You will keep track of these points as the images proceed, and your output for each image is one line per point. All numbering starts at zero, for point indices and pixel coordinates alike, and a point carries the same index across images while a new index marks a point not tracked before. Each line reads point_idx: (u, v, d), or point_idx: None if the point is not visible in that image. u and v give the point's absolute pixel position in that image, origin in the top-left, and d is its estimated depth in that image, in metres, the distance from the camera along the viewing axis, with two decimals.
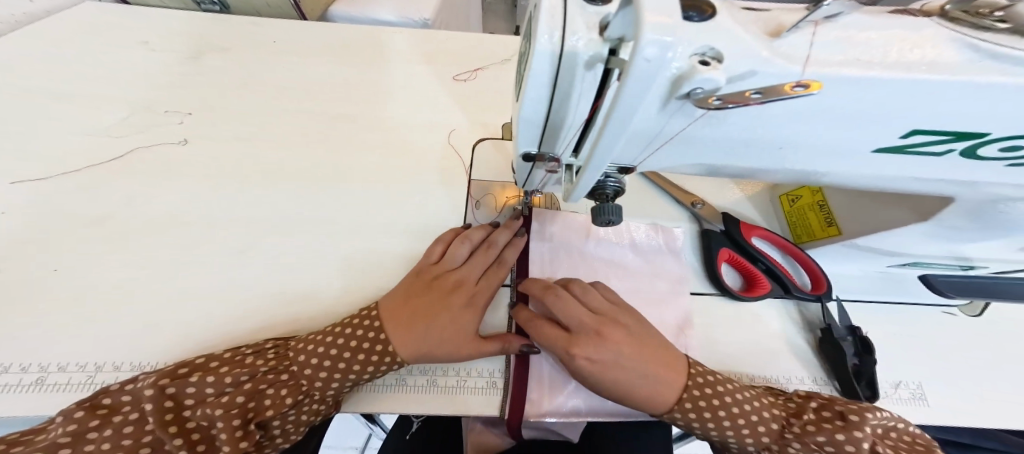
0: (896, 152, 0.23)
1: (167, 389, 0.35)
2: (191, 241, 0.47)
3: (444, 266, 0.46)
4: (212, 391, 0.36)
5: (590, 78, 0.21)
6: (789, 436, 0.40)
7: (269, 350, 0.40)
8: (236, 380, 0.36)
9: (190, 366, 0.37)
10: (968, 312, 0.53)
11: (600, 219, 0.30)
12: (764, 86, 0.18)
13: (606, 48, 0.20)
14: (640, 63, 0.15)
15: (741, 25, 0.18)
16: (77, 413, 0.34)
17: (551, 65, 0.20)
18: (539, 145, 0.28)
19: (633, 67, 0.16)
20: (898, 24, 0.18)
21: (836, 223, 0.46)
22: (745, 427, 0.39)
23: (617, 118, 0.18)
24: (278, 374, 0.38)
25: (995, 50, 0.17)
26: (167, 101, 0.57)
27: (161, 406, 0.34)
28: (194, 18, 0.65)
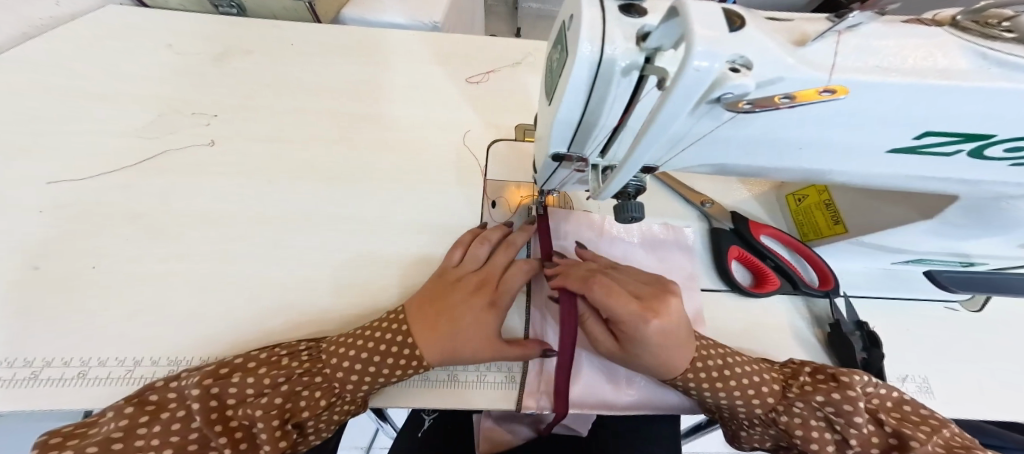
0: (907, 152, 0.24)
1: (211, 389, 0.37)
2: (218, 239, 0.49)
3: (464, 266, 0.48)
4: (252, 392, 0.37)
5: (626, 83, 0.22)
6: (791, 398, 0.43)
7: (303, 352, 0.41)
8: (274, 382, 0.38)
9: (230, 366, 0.39)
10: (969, 307, 0.55)
11: (622, 216, 0.32)
12: (791, 92, 0.20)
13: (642, 57, 0.21)
14: (689, 74, 0.16)
15: (768, 35, 0.20)
16: (127, 408, 0.35)
17: (589, 72, 0.22)
18: (569, 145, 0.29)
19: (682, 78, 0.16)
20: (913, 35, 0.20)
21: (842, 221, 0.48)
22: (752, 392, 0.43)
23: (657, 124, 0.20)
24: (312, 376, 0.39)
25: (1002, 58, 0.19)
26: (190, 103, 0.58)
27: (206, 406, 0.36)
28: (213, 21, 0.67)
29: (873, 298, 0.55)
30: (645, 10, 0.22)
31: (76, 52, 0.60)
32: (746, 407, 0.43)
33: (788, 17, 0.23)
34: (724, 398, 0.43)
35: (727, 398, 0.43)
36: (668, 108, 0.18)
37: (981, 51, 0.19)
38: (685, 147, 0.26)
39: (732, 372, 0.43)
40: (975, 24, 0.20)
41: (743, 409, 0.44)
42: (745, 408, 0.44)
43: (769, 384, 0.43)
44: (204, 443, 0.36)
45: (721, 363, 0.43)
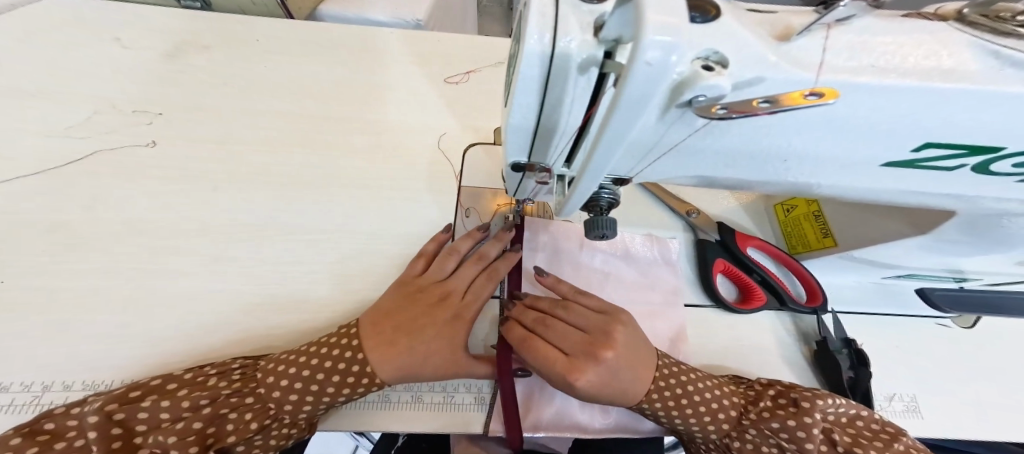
0: (905, 166, 0.22)
1: (115, 415, 0.32)
2: (157, 249, 0.44)
3: (430, 278, 0.44)
4: (167, 416, 0.34)
5: (583, 83, 0.19)
6: (746, 423, 0.41)
7: (235, 371, 0.37)
8: (194, 404, 0.34)
9: (144, 389, 0.35)
10: (961, 324, 0.53)
11: (593, 233, 0.29)
12: (772, 94, 0.17)
13: (601, 51, 0.18)
14: (640, 69, 0.13)
15: (747, 28, 0.17)
16: (14, 440, 0.31)
17: (539, 68, 0.19)
18: (530, 154, 0.26)
19: (632, 73, 0.13)
20: (912, 32, 0.17)
21: (831, 234, 0.46)
22: (706, 415, 0.40)
23: (613, 131, 0.16)
24: (243, 397, 0.35)
25: (1018, 57, 0.16)
26: (138, 100, 0.54)
27: (106, 434, 0.32)
28: (173, 14, 0.63)
29: (862, 314, 0.53)
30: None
31: (18, 44, 0.56)
32: (702, 431, 0.41)
33: (771, 9, 0.20)
34: (680, 423, 0.41)
35: (683, 423, 0.41)
36: (623, 110, 0.15)
37: (991, 48, 0.17)
38: (655, 159, 0.23)
39: (691, 399, 0.40)
40: (983, 17, 0.18)
41: (698, 432, 0.42)
42: (701, 432, 0.42)
43: (728, 410, 0.41)
44: None
45: (680, 390, 0.40)
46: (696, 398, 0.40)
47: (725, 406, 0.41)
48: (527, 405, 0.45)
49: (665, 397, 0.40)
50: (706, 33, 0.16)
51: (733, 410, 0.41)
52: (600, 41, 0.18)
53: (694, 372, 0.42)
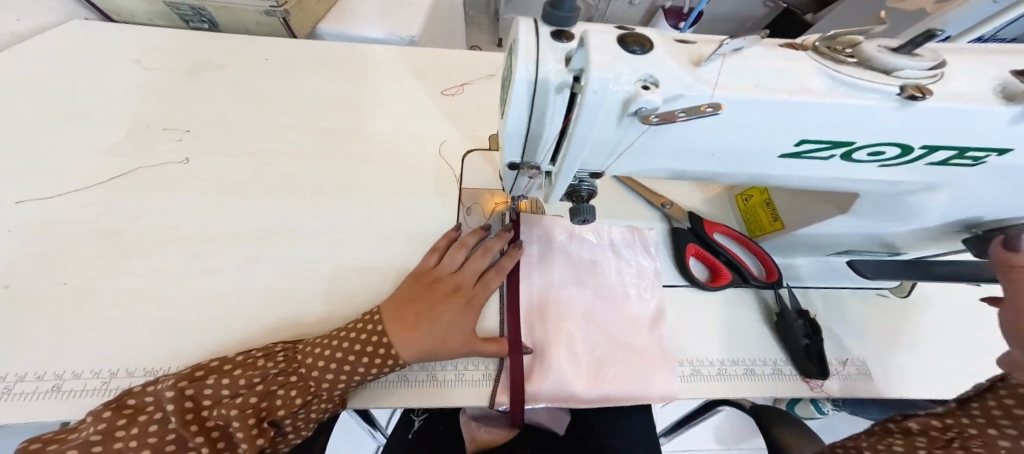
0: (796, 157, 0.29)
1: (186, 390, 0.39)
2: (197, 251, 0.50)
3: (443, 270, 0.51)
4: (227, 393, 0.40)
5: (560, 100, 0.26)
6: None
7: (279, 353, 0.44)
8: (249, 382, 0.41)
9: (205, 369, 0.41)
10: (898, 293, 0.60)
11: (577, 218, 0.36)
12: (688, 107, 0.24)
13: (571, 77, 0.25)
14: (590, 93, 0.23)
15: (672, 58, 0.24)
16: (105, 413, 0.38)
17: (529, 89, 0.25)
18: (522, 155, 0.33)
19: (586, 96, 0.23)
20: (782, 59, 0.24)
21: (780, 218, 0.54)
22: None
23: (581, 130, 0.26)
24: (288, 376, 0.42)
25: (844, 79, 0.24)
26: (168, 120, 0.60)
27: (180, 407, 0.38)
28: (191, 39, 0.68)
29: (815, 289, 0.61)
30: (572, 36, 0.26)
31: (52, 71, 0.61)
32: None
33: (695, 39, 0.27)
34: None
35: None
36: (585, 119, 0.25)
37: (830, 74, 0.24)
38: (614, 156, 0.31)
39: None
40: (828, 49, 0.25)
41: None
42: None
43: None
44: (181, 443, 0.38)
45: None
46: None
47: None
48: (533, 372, 0.48)
49: None
50: (634, 62, 0.23)
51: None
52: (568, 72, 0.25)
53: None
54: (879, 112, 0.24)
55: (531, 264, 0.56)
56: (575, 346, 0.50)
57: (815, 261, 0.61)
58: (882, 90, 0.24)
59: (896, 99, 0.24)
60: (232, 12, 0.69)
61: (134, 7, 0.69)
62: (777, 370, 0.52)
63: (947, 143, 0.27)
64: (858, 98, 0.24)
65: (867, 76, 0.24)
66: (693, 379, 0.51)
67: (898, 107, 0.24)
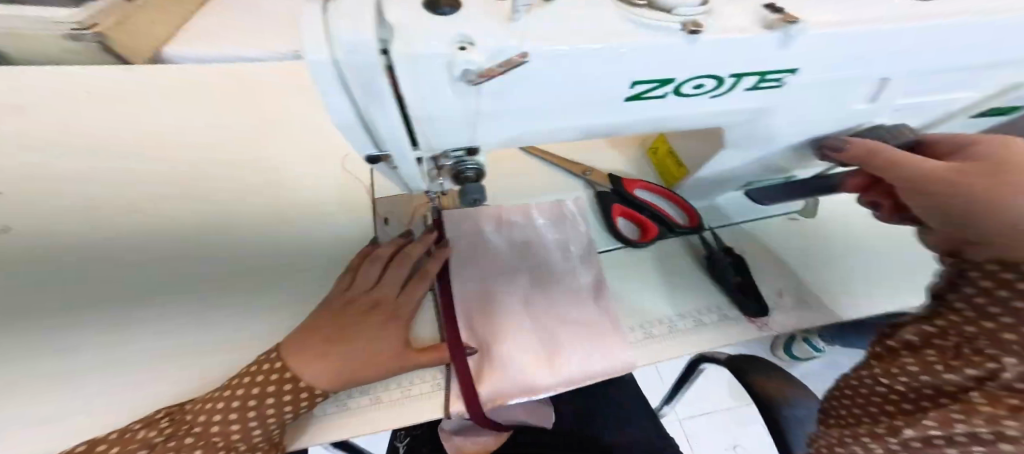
0: (636, 99, 0.30)
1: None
2: (98, 323, 0.48)
3: (360, 287, 0.47)
4: None
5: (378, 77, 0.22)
6: None
7: (163, 419, 0.39)
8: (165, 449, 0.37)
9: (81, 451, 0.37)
10: (808, 215, 0.64)
11: (466, 199, 0.36)
12: (508, 65, 0.23)
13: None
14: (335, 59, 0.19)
15: (485, 13, 0.23)
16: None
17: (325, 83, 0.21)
18: (377, 146, 0.30)
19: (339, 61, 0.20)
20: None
21: (683, 163, 0.56)
22: None
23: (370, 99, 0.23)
24: (182, 439, 0.38)
25: (641, 21, 0.24)
26: (57, 200, 0.58)
27: None
28: (68, 116, 0.66)
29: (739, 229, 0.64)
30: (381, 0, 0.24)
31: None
32: None
33: None
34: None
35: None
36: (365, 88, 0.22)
37: (629, 17, 0.24)
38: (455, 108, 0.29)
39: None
40: None
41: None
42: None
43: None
44: None
45: None
46: None
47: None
48: (488, 370, 0.45)
49: None
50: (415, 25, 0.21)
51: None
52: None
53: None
54: (671, 49, 0.25)
55: (462, 257, 0.54)
56: (524, 334, 0.48)
57: (733, 196, 0.64)
58: (671, 28, 0.25)
59: (683, 35, 0.25)
60: None
61: None
62: (720, 315, 0.53)
63: (749, 69, 0.29)
64: (657, 35, 0.24)
65: (656, 17, 0.24)
66: (645, 341, 0.50)
67: (688, 43, 0.25)
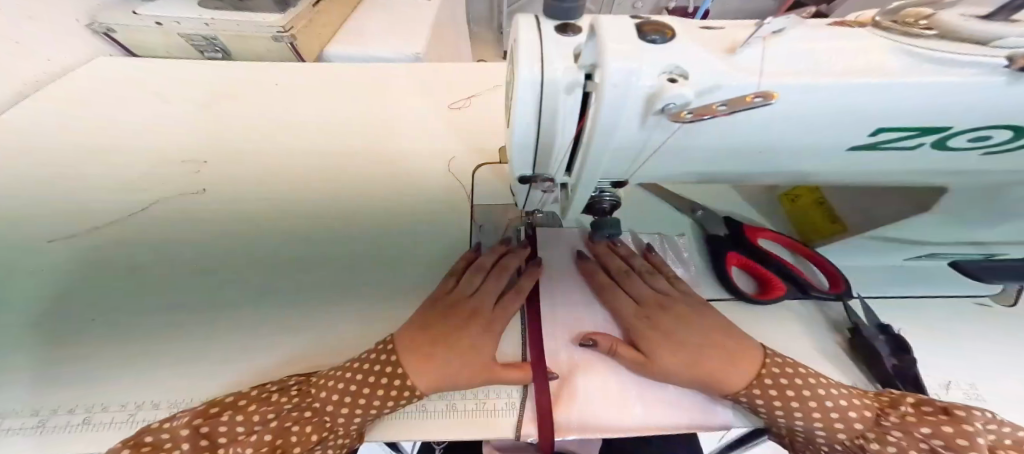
0: (871, 148, 0.25)
1: (201, 427, 0.38)
2: (225, 277, 0.52)
3: (459, 295, 0.49)
4: (243, 430, 0.38)
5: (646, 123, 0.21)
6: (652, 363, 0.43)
7: (292, 387, 0.42)
8: (263, 418, 0.39)
9: (221, 405, 0.41)
10: (1003, 301, 0.52)
11: (599, 233, 0.33)
12: (729, 98, 0.20)
13: (583, 74, 0.21)
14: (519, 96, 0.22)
15: (702, 46, 0.20)
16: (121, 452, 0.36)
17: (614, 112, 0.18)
18: (533, 168, 0.30)
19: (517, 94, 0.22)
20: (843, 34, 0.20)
21: (841, 220, 0.48)
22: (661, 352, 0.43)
23: (602, 128, 0.21)
24: (302, 411, 0.40)
25: (926, 53, 0.20)
26: (187, 152, 0.63)
27: (196, 444, 0.37)
28: (218, 77, 0.73)
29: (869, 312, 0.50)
30: (578, 29, 0.23)
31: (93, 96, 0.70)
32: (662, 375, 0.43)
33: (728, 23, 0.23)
34: (782, 419, 0.40)
35: (804, 419, 0.39)
36: (521, 112, 0.24)
37: (908, 48, 0.20)
38: None
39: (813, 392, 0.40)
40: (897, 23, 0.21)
41: (820, 433, 0.39)
42: (808, 431, 0.40)
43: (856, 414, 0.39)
44: None
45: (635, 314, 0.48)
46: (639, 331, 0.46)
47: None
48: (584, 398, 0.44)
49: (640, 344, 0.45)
50: (680, 55, 0.20)
51: (866, 411, 0.39)
52: (666, 72, 0.20)
53: (790, 363, 0.43)
54: (969, 90, 0.20)
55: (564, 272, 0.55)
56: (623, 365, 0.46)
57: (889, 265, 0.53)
58: (981, 63, 0.19)
59: (1002, 72, 0.19)
60: (249, 41, 0.73)
61: (154, 42, 0.75)
62: None
63: None
64: (941, 75, 0.19)
65: (952, 48, 0.19)
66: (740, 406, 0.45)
67: (1006, 80, 0.20)
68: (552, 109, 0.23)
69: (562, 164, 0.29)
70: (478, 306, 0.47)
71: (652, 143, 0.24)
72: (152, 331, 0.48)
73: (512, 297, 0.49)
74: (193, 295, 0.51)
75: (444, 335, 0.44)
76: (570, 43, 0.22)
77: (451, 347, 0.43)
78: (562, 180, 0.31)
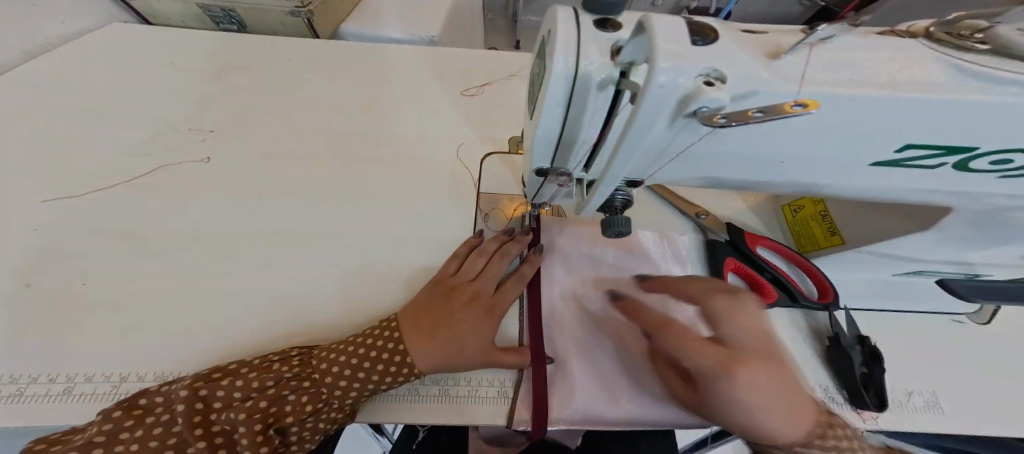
0: (894, 165, 0.25)
1: (200, 390, 0.39)
2: (220, 250, 0.52)
3: (461, 277, 0.48)
4: (240, 395, 0.39)
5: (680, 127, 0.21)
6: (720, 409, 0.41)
7: (294, 357, 0.43)
8: (262, 385, 0.39)
9: (222, 372, 0.41)
10: (977, 320, 0.51)
11: (609, 231, 0.33)
12: (766, 105, 0.20)
13: (617, 71, 0.21)
14: (553, 83, 0.22)
15: (743, 49, 0.20)
16: (115, 413, 0.37)
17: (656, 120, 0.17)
18: (552, 160, 0.30)
19: (550, 82, 0.22)
20: (885, 48, 0.21)
21: (839, 233, 0.48)
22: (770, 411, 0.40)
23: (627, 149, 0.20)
24: (301, 381, 0.40)
25: (970, 70, 0.20)
26: (188, 120, 0.62)
27: (189, 408, 0.37)
28: (224, 43, 0.71)
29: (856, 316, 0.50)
30: (619, 24, 0.23)
31: (94, 57, 0.66)
32: None
33: (764, 30, 0.24)
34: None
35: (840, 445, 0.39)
36: (549, 101, 0.23)
37: (954, 63, 0.20)
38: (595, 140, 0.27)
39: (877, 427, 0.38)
40: (949, 35, 0.21)
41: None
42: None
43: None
44: (183, 446, 0.37)
45: None
46: None
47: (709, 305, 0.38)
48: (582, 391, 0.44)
49: None
50: (727, 58, 0.19)
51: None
52: (702, 74, 0.19)
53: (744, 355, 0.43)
54: (1006, 114, 0.20)
55: (564, 263, 0.53)
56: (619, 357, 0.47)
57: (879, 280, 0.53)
58: None
59: None
60: (260, 14, 0.71)
61: (168, 9, 0.71)
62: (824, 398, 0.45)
63: None
64: (982, 92, 0.19)
65: (996, 64, 0.20)
66: None
67: None
68: (583, 104, 0.23)
69: (580, 160, 0.29)
70: (480, 289, 0.47)
71: (682, 146, 0.24)
72: (142, 301, 0.48)
73: (512, 282, 0.48)
74: (190, 265, 0.51)
75: (446, 318, 0.43)
76: (610, 38, 0.22)
77: (452, 331, 0.42)
78: (578, 176, 0.31)
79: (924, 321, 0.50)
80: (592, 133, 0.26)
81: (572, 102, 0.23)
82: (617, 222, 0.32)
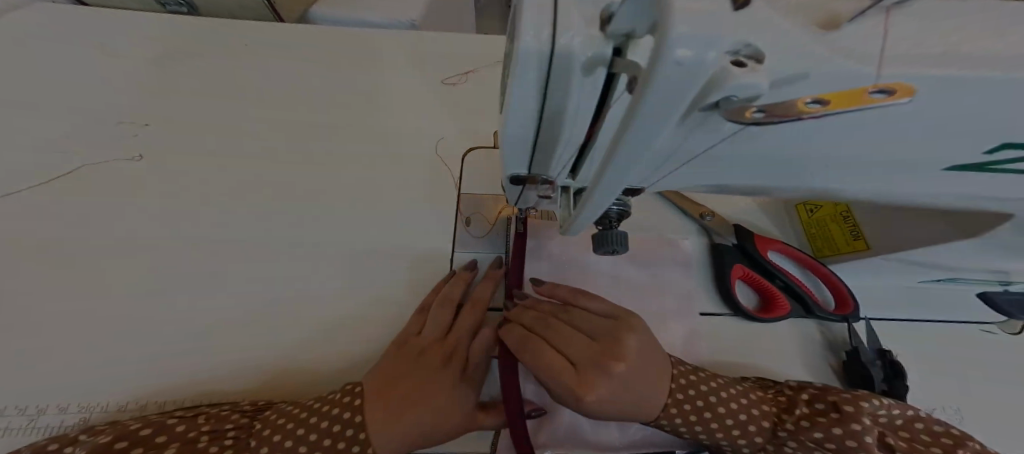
0: (976, 170, 0.20)
1: None
2: (168, 265, 0.47)
3: (427, 337, 0.41)
4: None
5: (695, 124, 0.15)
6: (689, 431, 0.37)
7: (229, 435, 0.35)
8: None
9: (131, 440, 0.33)
10: (1008, 329, 0.46)
11: (604, 249, 0.28)
12: (823, 93, 0.14)
13: (609, 47, 0.15)
14: (520, 69, 0.16)
15: (786, 16, 0.15)
16: None
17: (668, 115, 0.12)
18: (529, 166, 0.24)
19: (516, 67, 0.16)
20: (983, 10, 0.15)
21: (863, 237, 0.42)
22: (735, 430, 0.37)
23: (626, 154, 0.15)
24: None
25: None
26: (121, 113, 0.56)
27: None
28: (173, 27, 0.63)
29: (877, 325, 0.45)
30: None
31: (26, 44, 0.59)
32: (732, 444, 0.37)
33: None
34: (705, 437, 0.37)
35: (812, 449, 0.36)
36: (518, 92, 0.17)
37: None
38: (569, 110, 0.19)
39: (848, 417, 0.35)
40: None
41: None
42: (732, 445, 0.38)
43: (759, 421, 0.37)
44: None
45: (703, 402, 0.37)
46: (720, 408, 0.37)
47: (555, 294, 0.41)
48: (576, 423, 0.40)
49: (685, 411, 0.36)
50: (767, 24, 0.14)
51: (765, 421, 0.37)
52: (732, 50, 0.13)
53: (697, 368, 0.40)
54: None
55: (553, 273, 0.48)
56: None
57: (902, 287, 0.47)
58: None
59: None
60: None
61: None
62: None
63: None
64: None
65: None
66: None
67: None
68: (564, 94, 0.17)
69: (566, 165, 0.24)
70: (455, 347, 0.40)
71: (697, 147, 0.18)
72: (85, 323, 0.43)
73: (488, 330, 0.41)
74: (131, 282, 0.46)
75: (411, 388, 0.36)
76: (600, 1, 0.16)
77: (426, 403, 0.35)
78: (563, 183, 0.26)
79: (952, 332, 0.45)
80: (578, 128, 0.20)
81: (550, 93, 0.17)
82: (613, 239, 0.27)
